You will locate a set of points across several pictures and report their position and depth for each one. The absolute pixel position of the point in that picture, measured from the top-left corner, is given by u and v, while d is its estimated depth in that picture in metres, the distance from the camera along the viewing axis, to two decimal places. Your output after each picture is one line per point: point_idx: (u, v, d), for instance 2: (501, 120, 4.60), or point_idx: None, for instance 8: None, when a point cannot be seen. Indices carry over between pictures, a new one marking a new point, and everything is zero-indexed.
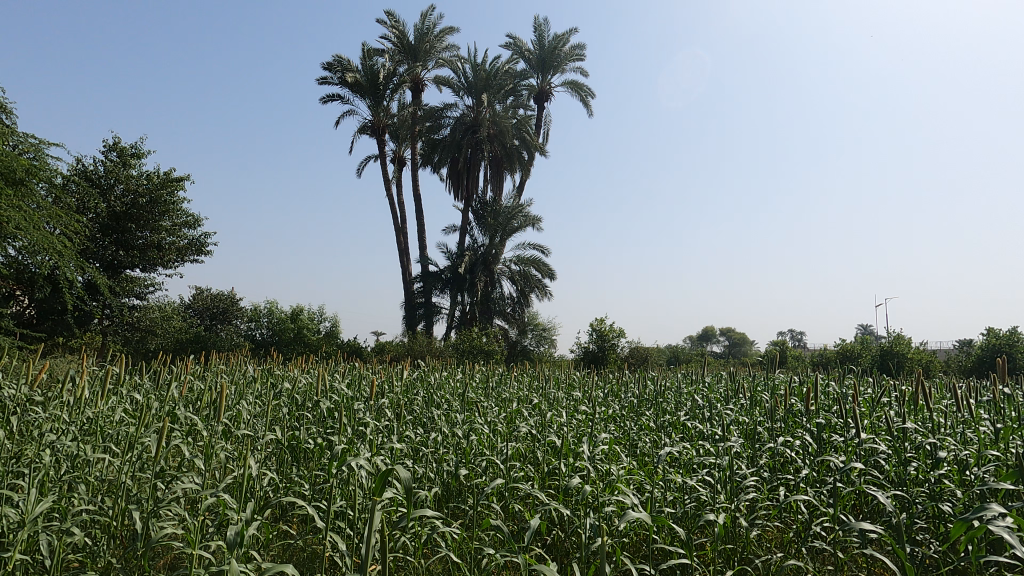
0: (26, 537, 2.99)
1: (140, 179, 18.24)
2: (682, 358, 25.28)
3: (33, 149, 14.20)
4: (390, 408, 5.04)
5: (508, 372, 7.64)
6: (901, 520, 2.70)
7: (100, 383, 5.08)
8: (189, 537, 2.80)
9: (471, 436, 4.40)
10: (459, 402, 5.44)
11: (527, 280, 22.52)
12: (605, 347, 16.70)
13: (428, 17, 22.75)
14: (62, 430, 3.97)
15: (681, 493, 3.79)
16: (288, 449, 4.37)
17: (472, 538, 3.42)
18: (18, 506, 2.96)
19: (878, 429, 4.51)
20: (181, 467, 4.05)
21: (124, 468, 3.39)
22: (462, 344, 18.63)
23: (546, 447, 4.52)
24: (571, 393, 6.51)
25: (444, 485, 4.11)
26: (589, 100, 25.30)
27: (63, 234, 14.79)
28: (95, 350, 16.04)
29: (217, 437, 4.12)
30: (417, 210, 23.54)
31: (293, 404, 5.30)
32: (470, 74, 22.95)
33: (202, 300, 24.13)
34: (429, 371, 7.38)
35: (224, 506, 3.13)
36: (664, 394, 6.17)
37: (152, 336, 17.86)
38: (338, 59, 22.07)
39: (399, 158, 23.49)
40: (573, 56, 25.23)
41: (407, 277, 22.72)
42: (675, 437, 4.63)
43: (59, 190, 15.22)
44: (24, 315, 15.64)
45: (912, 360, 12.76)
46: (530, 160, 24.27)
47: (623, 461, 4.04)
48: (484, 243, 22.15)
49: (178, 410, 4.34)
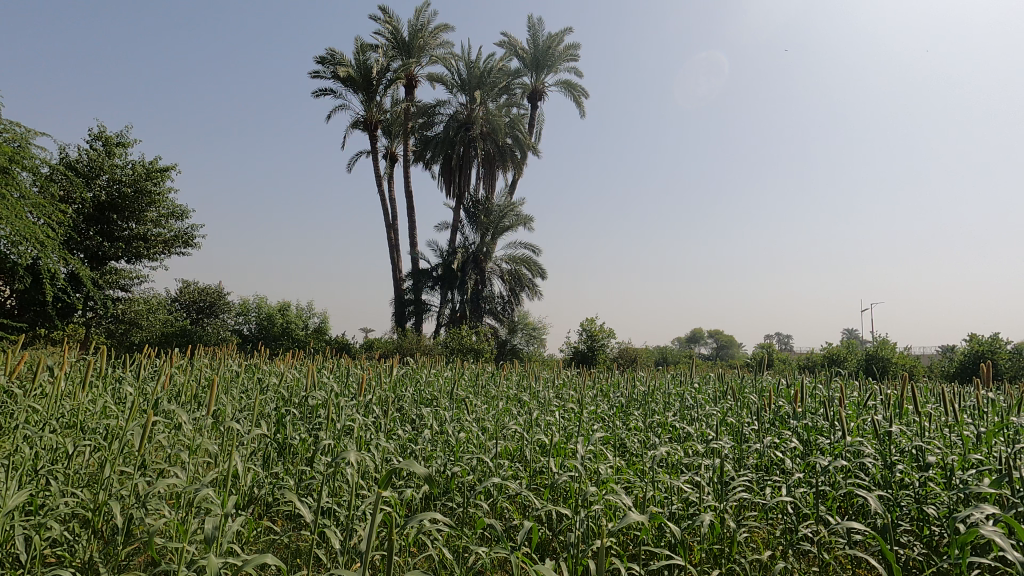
0: (2, 533, 2.89)
1: (126, 170, 17.94)
2: (671, 360, 25.42)
3: (18, 137, 13.95)
4: (379, 404, 5.00)
5: (498, 371, 7.60)
6: (889, 523, 2.73)
7: (79, 375, 4.95)
8: (173, 530, 2.73)
9: (460, 434, 4.36)
10: (448, 400, 5.42)
11: (518, 279, 22.52)
12: (595, 347, 16.75)
13: (423, 13, 22.67)
14: (42, 422, 3.89)
15: (669, 493, 3.79)
16: (273, 445, 4.30)
17: (461, 537, 3.40)
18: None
19: (863, 432, 4.55)
20: (164, 461, 4.00)
21: (106, 462, 3.31)
22: (451, 343, 18.60)
23: (535, 446, 4.50)
24: (560, 393, 6.53)
25: (432, 483, 4.07)
26: (582, 100, 25.40)
27: (46, 224, 14.52)
28: (77, 343, 15.80)
29: (202, 431, 4.05)
30: (409, 207, 23.45)
31: (280, 399, 5.24)
32: (464, 71, 22.87)
33: (188, 293, 23.81)
34: (419, 368, 7.33)
35: (209, 502, 3.07)
36: (653, 395, 6.20)
37: (136, 329, 17.62)
38: (330, 53, 21.85)
39: (392, 153, 23.35)
40: (568, 56, 25.26)
41: (397, 274, 22.61)
42: (661, 437, 4.66)
43: (44, 179, 14.93)
44: (5, 306, 15.39)
45: (896, 364, 12.95)
46: (523, 159, 24.28)
47: (612, 459, 4.04)
48: (475, 242, 22.08)
49: (164, 403, 4.27)
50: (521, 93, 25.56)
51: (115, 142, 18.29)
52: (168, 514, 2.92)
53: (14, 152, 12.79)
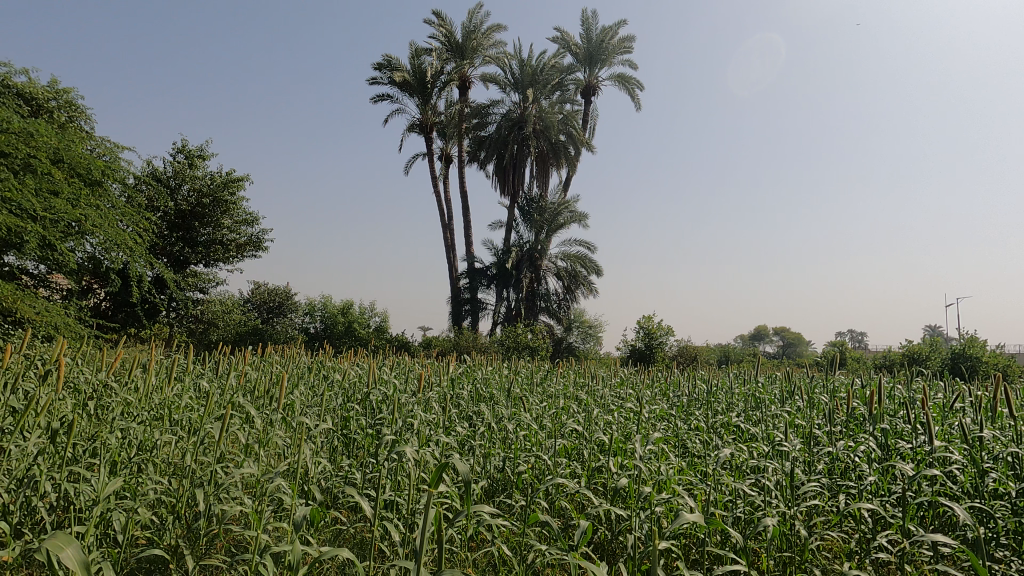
0: (101, 514, 3.15)
1: (204, 179, 19.13)
2: (733, 359, 24.48)
3: (108, 151, 15.15)
4: (438, 401, 5.12)
5: (553, 368, 7.57)
6: (979, 535, 2.52)
7: (166, 370, 5.34)
8: (250, 517, 2.89)
9: (518, 431, 4.39)
10: (505, 396, 5.47)
11: (573, 277, 22.40)
12: (653, 345, 16.41)
13: (475, 14, 22.89)
14: (133, 415, 4.22)
15: (734, 497, 3.65)
16: (338, 439, 4.51)
17: (521, 535, 3.42)
18: (93, 482, 3.11)
19: (950, 437, 4.23)
20: (240, 452, 4.24)
21: (189, 451, 3.54)
22: (507, 341, 18.70)
23: (594, 445, 4.45)
24: (619, 391, 6.44)
25: (490, 480, 4.12)
26: (637, 93, 24.88)
27: (135, 231, 15.68)
28: (163, 341, 17.05)
29: (272, 424, 4.25)
30: (464, 207, 23.75)
31: (345, 394, 5.46)
32: (517, 70, 22.90)
33: (259, 293, 25.15)
34: (477, 366, 7.42)
35: (280, 493, 3.20)
36: (715, 394, 6.01)
37: (214, 328, 18.80)
38: (387, 59, 22.44)
39: (447, 155, 23.73)
40: (622, 48, 24.80)
41: (453, 273, 22.97)
42: (726, 438, 4.49)
43: (132, 190, 16.16)
44: (101, 308, 16.82)
45: (987, 364, 11.93)
46: (576, 155, 24.07)
47: (673, 460, 3.95)
48: (530, 240, 22.13)
49: (240, 396, 4.51)
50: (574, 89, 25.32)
51: (196, 154, 19.51)
52: (245, 502, 3.09)
53: (106, 166, 13.92)
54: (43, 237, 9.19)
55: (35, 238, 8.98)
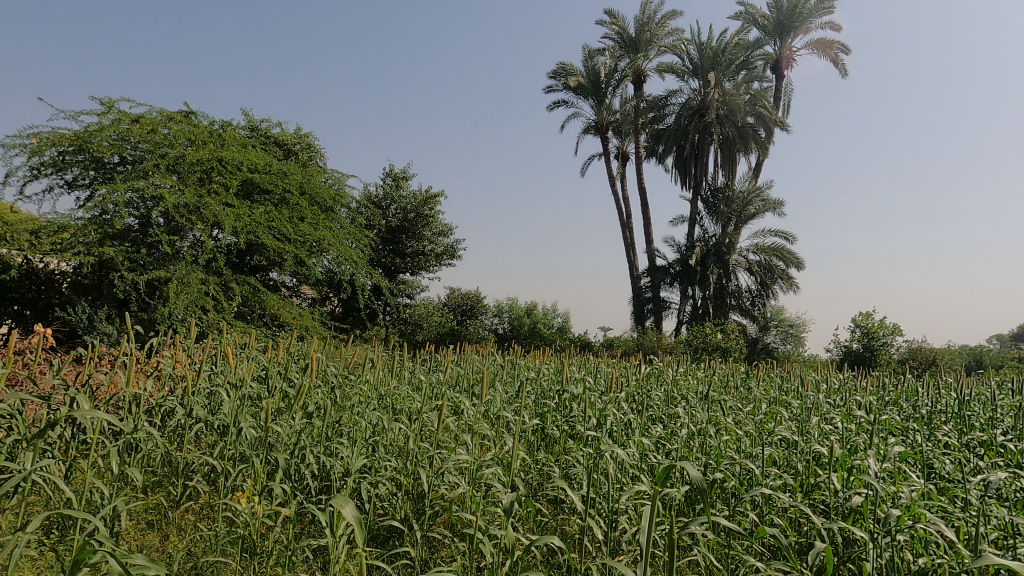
0: (349, 486, 3.72)
1: (409, 198, 21.66)
2: (988, 364, 19.90)
3: (337, 182, 18.04)
4: (630, 401, 5.05)
5: (754, 371, 6.95)
6: None
7: (389, 365, 6.15)
8: (468, 501, 3.15)
9: (720, 437, 4.11)
10: (702, 400, 5.17)
11: (769, 271, 20.38)
12: (874, 347, 14.14)
13: (648, 5, 22.24)
14: (366, 403, 4.92)
15: (1014, 534, 2.94)
16: (536, 434, 4.71)
17: (731, 548, 3.18)
18: (344, 458, 3.68)
19: None
20: (451, 440, 4.67)
21: (412, 437, 4.00)
22: (695, 341, 17.72)
23: (811, 457, 3.97)
24: (837, 399, 5.67)
25: (691, 486, 3.92)
26: (842, 58, 21.74)
27: (358, 247, 18.39)
28: (380, 341, 19.71)
29: (477, 416, 4.61)
30: (643, 204, 23.16)
31: (539, 392, 5.69)
32: (696, 55, 21.66)
33: (453, 298, 27.65)
34: (667, 367, 7.16)
35: (490, 481, 3.45)
36: (971, 407, 4.93)
37: (419, 329, 21.14)
38: (561, 66, 22.98)
39: (624, 153, 23.39)
40: (820, 10, 21.92)
41: (634, 272, 22.53)
42: (993, 461, 3.65)
43: (354, 212, 19.02)
44: (335, 313, 20.06)
45: None
46: (768, 137, 21.87)
47: (920, 482, 3.33)
48: (716, 233, 20.71)
49: (449, 389, 4.95)
50: (763, 65, 23.08)
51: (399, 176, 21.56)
52: (462, 486, 3.38)
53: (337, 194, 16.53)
54: (296, 256, 11.25)
55: (291, 257, 11.09)
